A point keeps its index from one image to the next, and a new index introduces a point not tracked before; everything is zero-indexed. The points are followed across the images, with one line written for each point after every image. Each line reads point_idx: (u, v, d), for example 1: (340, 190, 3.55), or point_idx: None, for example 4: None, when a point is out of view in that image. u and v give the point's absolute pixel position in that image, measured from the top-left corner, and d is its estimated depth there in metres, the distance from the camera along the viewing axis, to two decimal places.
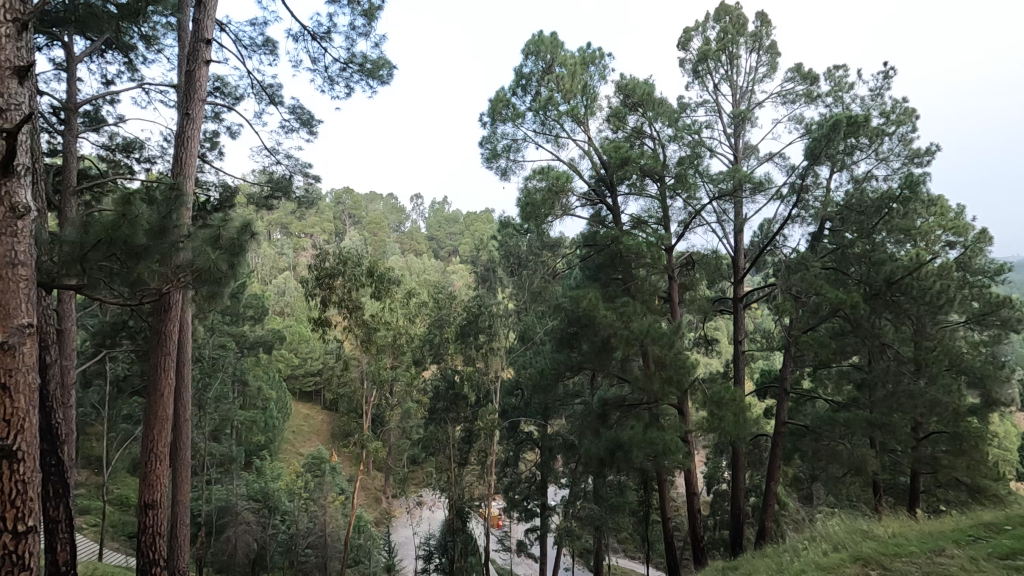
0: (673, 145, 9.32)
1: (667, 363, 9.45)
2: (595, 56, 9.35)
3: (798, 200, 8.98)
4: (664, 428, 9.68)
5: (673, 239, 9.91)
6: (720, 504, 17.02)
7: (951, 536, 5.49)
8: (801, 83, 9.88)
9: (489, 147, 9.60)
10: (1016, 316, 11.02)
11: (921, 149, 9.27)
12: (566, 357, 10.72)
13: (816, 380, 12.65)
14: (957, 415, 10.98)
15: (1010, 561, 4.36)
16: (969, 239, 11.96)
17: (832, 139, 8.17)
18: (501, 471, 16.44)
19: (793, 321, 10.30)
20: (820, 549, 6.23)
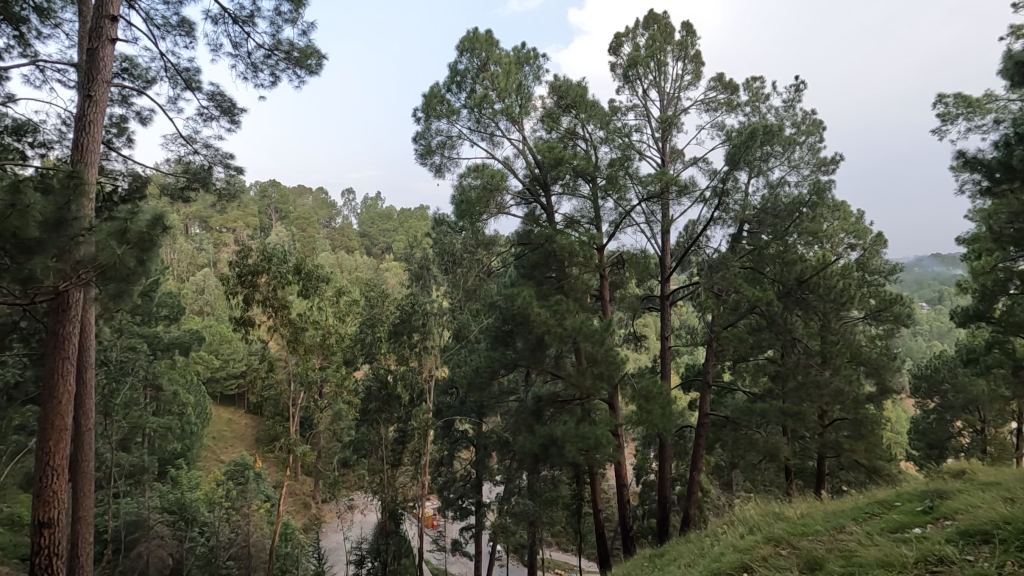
0: (605, 147, 9.58)
1: (599, 358, 9.72)
2: (530, 56, 9.45)
3: (719, 203, 9.49)
4: (596, 422, 9.95)
5: (604, 239, 10.17)
6: (648, 493, 17.74)
7: (852, 514, 5.99)
8: (723, 92, 10.43)
9: (423, 143, 9.46)
10: (905, 312, 12.21)
11: (827, 158, 10.05)
12: (501, 355, 10.79)
13: (736, 373, 13.42)
14: (857, 402, 12.01)
15: (900, 534, 4.82)
16: (868, 242, 13.01)
17: (750, 146, 8.66)
18: (435, 471, 16.28)
19: (715, 318, 10.84)
20: (737, 532, 6.62)
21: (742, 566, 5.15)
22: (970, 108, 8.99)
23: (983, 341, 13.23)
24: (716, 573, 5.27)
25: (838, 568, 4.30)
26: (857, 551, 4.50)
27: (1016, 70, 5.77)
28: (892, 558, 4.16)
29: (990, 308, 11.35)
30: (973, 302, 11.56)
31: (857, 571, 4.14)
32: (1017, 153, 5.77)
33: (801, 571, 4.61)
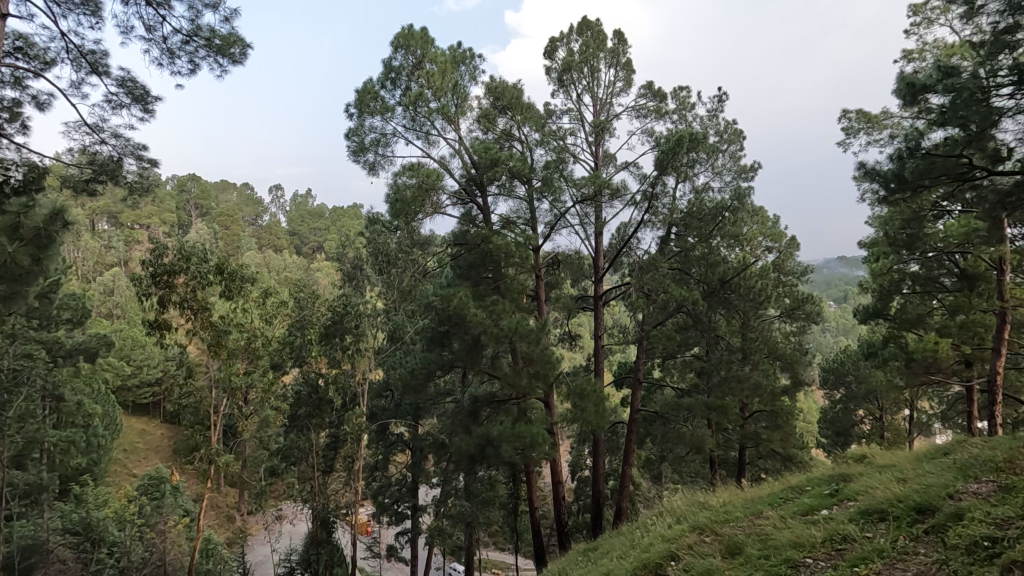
0: (540, 150, 9.71)
1: (534, 358, 9.87)
2: (465, 56, 9.43)
3: (649, 206, 9.87)
4: (532, 421, 10.07)
5: (540, 240, 10.31)
6: (583, 489, 18.15)
7: (769, 500, 6.40)
8: (652, 99, 10.84)
9: (356, 140, 9.20)
10: (815, 309, 13.19)
11: (747, 166, 10.67)
12: (437, 356, 10.68)
13: (665, 370, 13.98)
14: (774, 395, 12.85)
15: (810, 516, 5.19)
16: (783, 244, 13.80)
17: (677, 152, 9.07)
18: (369, 476, 15.88)
19: (645, 318, 11.24)
20: (665, 522, 6.91)
21: (670, 555, 5.36)
22: (869, 123, 9.84)
23: (881, 336, 14.51)
24: (645, 563, 5.47)
25: (755, 551, 4.58)
26: (772, 534, 4.81)
27: (908, 90, 6.38)
28: (802, 538, 4.49)
29: (887, 306, 12.47)
30: (872, 300, 12.66)
31: (772, 553, 4.44)
32: (908, 166, 6.37)
33: (723, 556, 4.86)
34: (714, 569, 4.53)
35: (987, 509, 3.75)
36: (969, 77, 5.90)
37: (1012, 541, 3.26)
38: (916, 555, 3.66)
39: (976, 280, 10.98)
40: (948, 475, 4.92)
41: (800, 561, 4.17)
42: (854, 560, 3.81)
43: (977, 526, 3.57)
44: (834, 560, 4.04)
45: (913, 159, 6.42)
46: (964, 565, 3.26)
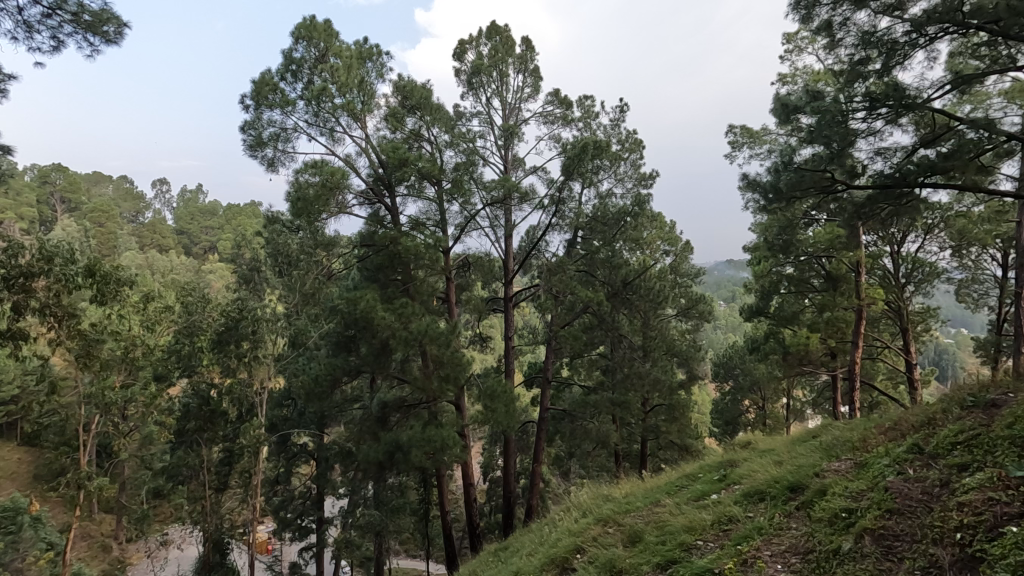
0: (449, 151, 9.67)
1: (444, 361, 9.79)
2: (372, 52, 9.18)
3: (556, 210, 10.16)
4: (442, 424, 9.99)
5: (450, 242, 10.27)
6: (494, 489, 18.28)
7: (666, 488, 6.81)
8: (559, 107, 11.17)
9: (252, 134, 8.63)
10: (707, 309, 14.24)
11: (646, 174, 11.30)
12: (343, 362, 10.24)
13: (572, 369, 14.41)
14: (672, 390, 13.70)
15: (701, 501, 5.60)
16: (679, 248, 14.66)
17: (582, 159, 9.44)
18: (270, 491, 14.94)
19: (554, 318, 11.55)
20: (571, 517, 7.14)
21: (576, 548, 5.54)
22: (751, 139, 10.81)
23: (762, 332, 15.95)
24: (553, 558, 5.60)
25: (653, 538, 4.84)
26: (669, 521, 5.12)
27: (783, 110, 7.01)
28: (694, 522, 4.82)
29: (767, 305, 13.73)
30: (755, 300, 13.88)
31: (668, 538, 4.72)
32: (783, 179, 7.07)
33: (624, 545, 5.10)
34: (616, 558, 4.74)
35: (844, 485, 4.23)
36: (831, 101, 6.59)
37: (864, 511, 3.71)
38: (790, 530, 4.04)
39: (839, 281, 12.42)
40: (815, 455, 5.52)
41: (692, 544, 4.46)
42: (739, 539, 4.13)
43: (837, 499, 4.02)
44: (722, 540, 4.38)
45: (786, 172, 7.11)
46: (827, 535, 3.65)
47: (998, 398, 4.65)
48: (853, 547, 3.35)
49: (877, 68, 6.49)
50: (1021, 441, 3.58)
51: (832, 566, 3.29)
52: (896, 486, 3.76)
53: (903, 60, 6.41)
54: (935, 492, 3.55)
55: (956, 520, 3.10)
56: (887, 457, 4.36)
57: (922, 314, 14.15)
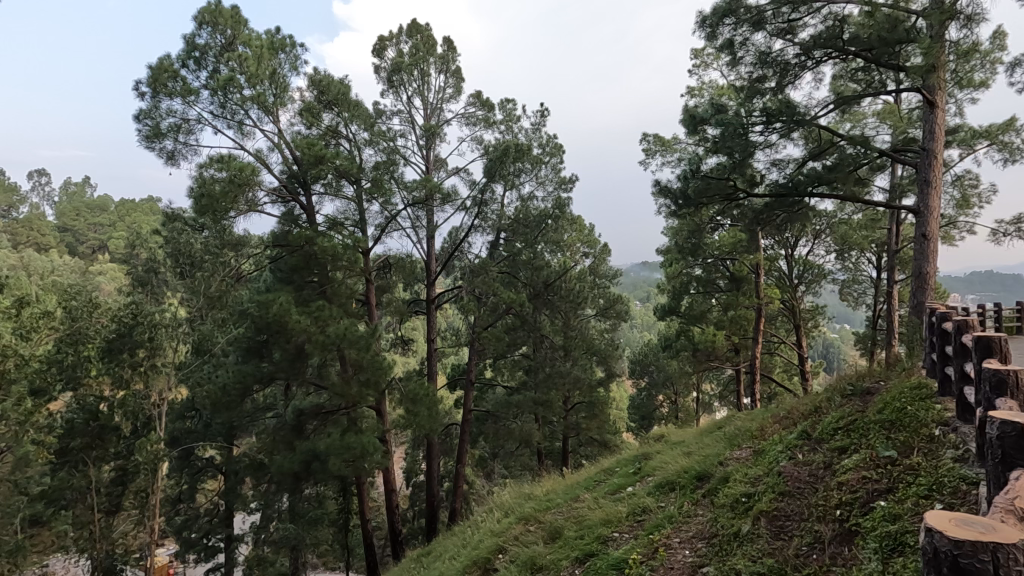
0: (369, 149, 9.40)
1: (364, 365, 9.49)
2: (285, 43, 8.75)
3: (478, 212, 10.15)
4: (362, 431, 9.69)
5: (370, 243, 9.98)
6: (417, 494, 17.99)
7: (585, 484, 7.02)
8: (480, 109, 11.20)
9: (149, 124, 7.95)
10: (624, 309, 14.80)
11: (566, 177, 11.58)
12: (253, 369, 9.66)
13: (495, 370, 14.47)
14: (592, 388, 14.12)
15: (617, 494, 5.83)
16: (597, 251, 15.16)
17: (504, 161, 9.52)
18: (171, 510, 13.80)
19: (476, 320, 11.55)
20: (494, 517, 7.18)
21: (497, 549, 5.57)
22: (663, 147, 11.40)
23: (674, 330, 16.83)
24: (475, 561, 5.59)
25: (572, 533, 4.98)
26: (587, 515, 5.29)
27: (691, 121, 7.36)
28: (611, 515, 5.01)
29: (679, 304, 14.51)
30: (668, 300, 14.62)
31: (586, 532, 4.87)
32: (691, 186, 7.49)
33: (545, 541, 5.20)
34: (537, 555, 4.82)
35: (744, 472, 4.56)
36: (734, 114, 7.07)
37: (760, 495, 4.02)
38: (697, 517, 4.29)
39: (741, 282, 13.31)
40: (720, 445, 5.91)
41: (609, 536, 4.63)
42: (651, 528, 4.34)
43: (739, 486, 4.32)
44: (636, 531, 4.58)
45: (695, 179, 7.52)
46: (729, 519, 3.91)
47: (871, 387, 5.20)
48: (751, 529, 3.60)
49: (772, 86, 7.07)
50: (887, 425, 4.02)
51: (733, 548, 3.53)
52: (788, 470, 4.11)
53: (794, 80, 7.01)
54: (820, 474, 3.91)
55: (836, 499, 3.42)
56: (781, 444, 4.75)
57: (812, 311, 15.53)
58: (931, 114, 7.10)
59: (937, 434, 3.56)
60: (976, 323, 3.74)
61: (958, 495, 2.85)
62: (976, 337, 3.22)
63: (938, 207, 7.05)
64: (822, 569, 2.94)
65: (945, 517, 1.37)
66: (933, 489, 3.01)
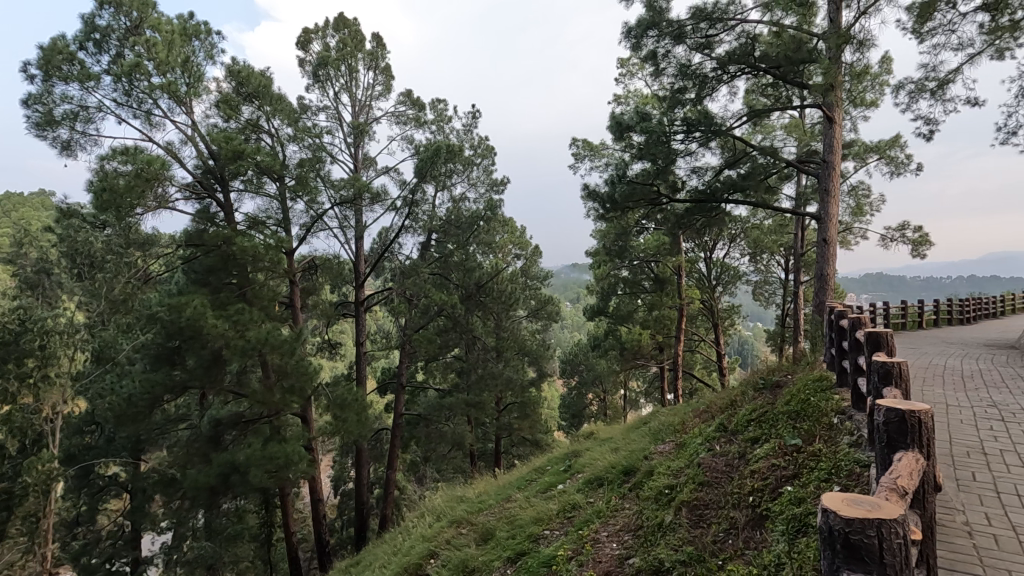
0: (293, 146, 9.01)
1: (288, 371, 9.07)
2: (200, 29, 8.21)
3: (409, 212, 9.97)
4: (286, 439, 9.26)
5: (294, 243, 9.56)
6: (345, 503, 17.43)
7: (517, 483, 7.09)
8: (411, 108, 11.03)
9: (39, 109, 7.20)
10: (555, 310, 15.07)
11: (498, 179, 11.63)
12: (164, 378, 8.99)
13: (427, 372, 14.30)
14: (524, 388, 14.27)
15: (548, 492, 5.93)
16: (529, 252, 15.37)
17: (435, 161, 9.43)
18: (66, 535, 12.55)
19: (407, 322, 11.35)
20: (426, 522, 7.08)
21: (429, 554, 5.50)
22: (591, 152, 11.72)
23: (603, 330, 17.35)
24: (406, 567, 5.50)
25: (504, 533, 5.01)
26: (518, 515, 5.34)
27: (618, 127, 7.61)
28: (542, 513, 5.09)
29: (607, 305, 14.98)
30: (596, 300, 15.04)
31: (518, 531, 4.91)
32: (617, 190, 7.72)
33: (477, 543, 5.20)
34: (469, 558, 4.82)
35: (667, 465, 4.77)
36: (657, 122, 7.37)
37: (682, 486, 4.22)
38: (623, 510, 4.44)
39: (665, 283, 13.95)
40: (645, 440, 6.15)
41: (540, 534, 4.69)
42: (580, 524, 4.45)
43: (662, 478, 4.52)
44: (566, 527, 4.67)
45: (621, 184, 7.75)
46: (653, 510, 4.08)
47: (780, 380, 5.61)
48: (673, 519, 3.77)
49: (692, 97, 7.45)
50: (794, 414, 4.35)
51: (657, 537, 3.68)
52: (707, 461, 4.34)
53: (711, 92, 7.43)
54: (734, 463, 4.16)
55: (749, 486, 3.65)
56: (700, 436, 5.01)
57: (728, 311, 16.51)
58: (830, 129, 7.76)
59: (835, 422, 3.87)
60: (867, 321, 4.11)
61: (852, 476, 3.11)
62: (867, 332, 3.55)
63: (836, 215, 7.70)
64: (736, 552, 3.12)
65: (841, 498, 1.48)
66: (832, 473, 3.26)
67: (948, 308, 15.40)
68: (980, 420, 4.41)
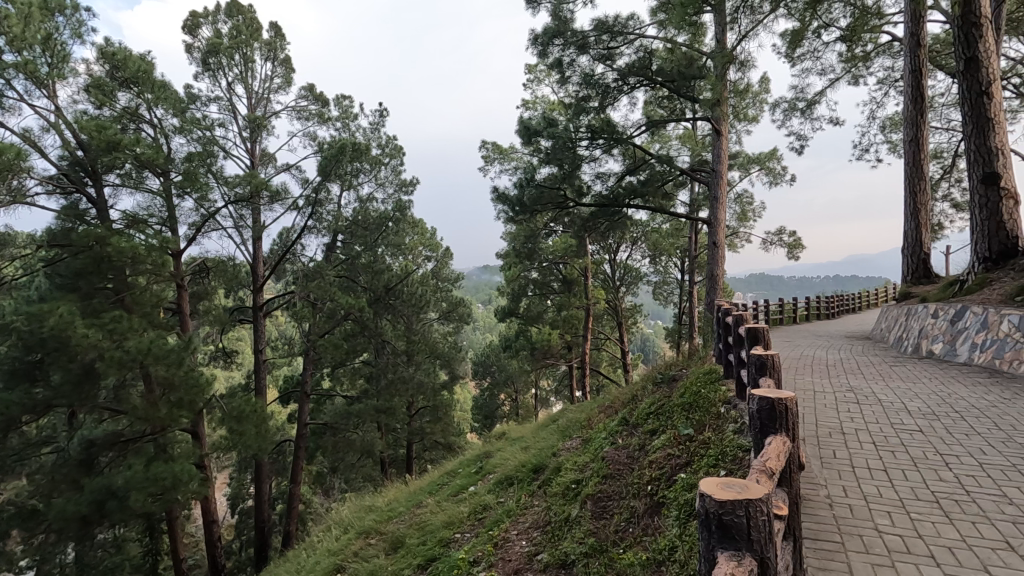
0: (179, 138, 8.28)
1: (176, 384, 8.32)
2: (65, 4, 7.32)
3: (312, 212, 9.49)
4: (173, 458, 8.49)
5: (182, 244, 8.79)
6: (244, 521, 16.31)
7: (428, 488, 7.01)
8: (314, 103, 10.55)
9: None
10: (466, 311, 15.09)
11: (407, 180, 11.43)
12: (21, 397, 7.89)
13: (334, 379, 13.73)
14: (436, 391, 14.13)
15: (460, 494, 5.92)
16: (440, 254, 15.28)
17: (340, 159, 9.06)
18: None
19: (311, 328, 10.80)
20: (332, 535, 6.80)
21: (336, 568, 5.28)
22: (501, 155, 11.88)
23: (514, 330, 17.62)
24: None
25: (414, 540, 4.93)
26: (429, 520, 5.29)
27: (526, 131, 7.76)
28: (452, 517, 5.07)
29: (517, 306, 15.25)
30: (507, 301, 15.26)
31: (428, 537, 4.86)
32: (526, 193, 7.87)
33: (386, 553, 5.08)
34: (377, 569, 4.68)
35: (574, 461, 4.93)
36: (563, 128, 7.59)
37: (587, 480, 4.37)
38: (532, 508, 4.52)
39: (573, 284, 14.43)
40: (553, 438, 6.33)
41: (450, 538, 4.66)
42: (491, 524, 4.48)
43: (570, 474, 4.65)
44: (476, 529, 4.67)
45: (529, 187, 7.90)
46: (560, 506, 4.19)
47: (676, 374, 6.00)
48: (579, 513, 3.90)
49: (595, 106, 7.76)
50: (687, 406, 4.65)
51: (564, 532, 3.77)
52: (610, 455, 4.54)
53: (613, 102, 7.79)
54: (635, 455, 4.38)
55: (647, 476, 3.86)
56: (605, 431, 5.24)
57: (631, 310, 17.42)
58: (718, 141, 8.40)
59: (722, 411, 4.20)
60: (749, 318, 4.49)
61: (735, 461, 3.38)
62: (747, 328, 3.88)
63: (724, 220, 8.36)
64: (636, 540, 3.29)
65: (717, 482, 1.59)
66: (718, 459, 3.52)
67: (817, 304, 17.26)
68: (841, 403, 4.98)
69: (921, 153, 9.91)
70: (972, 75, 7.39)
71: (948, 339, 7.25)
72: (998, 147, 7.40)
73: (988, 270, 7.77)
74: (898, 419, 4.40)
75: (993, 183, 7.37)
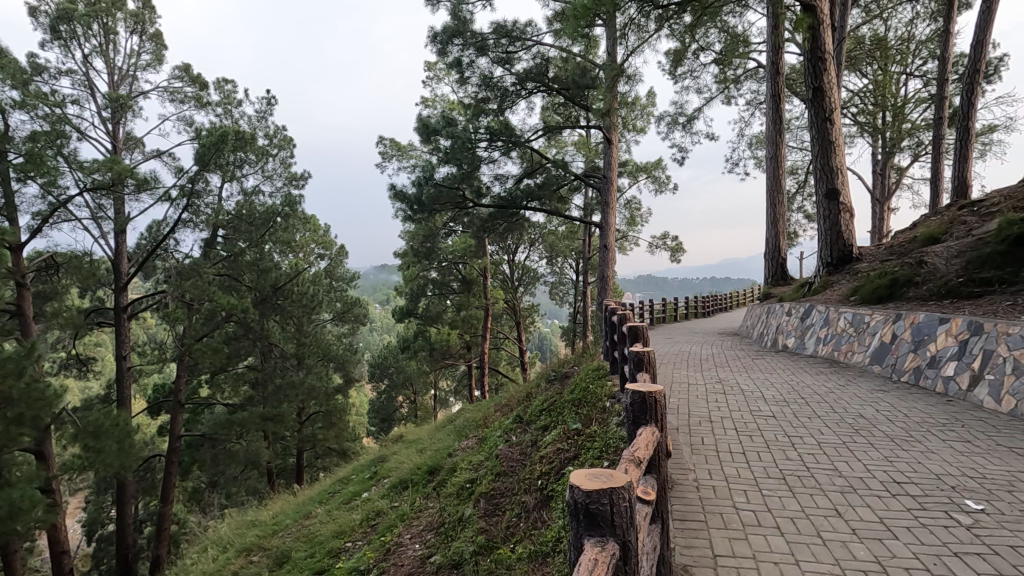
0: (21, 114, 7.19)
1: (14, 397, 7.19)
2: None
3: (186, 204, 8.65)
4: (11, 483, 7.34)
5: (23, 235, 7.64)
6: (103, 549, 14.53)
7: (318, 497, 6.69)
8: (190, 85, 9.64)
9: None
10: (362, 312, 14.59)
11: (297, 174, 10.82)
12: None
13: (214, 386, 12.65)
14: (328, 396, 13.50)
15: (352, 501, 5.73)
16: (333, 252, 14.63)
17: (221, 148, 8.35)
18: None
19: (186, 331, 9.87)
20: (210, 556, 6.25)
21: None
22: (399, 152, 11.62)
23: (413, 331, 17.35)
24: None
25: (301, 553, 4.70)
26: (318, 532, 5.05)
27: (425, 128, 7.67)
28: (344, 526, 4.89)
29: (416, 306, 14.99)
30: (405, 302, 14.97)
31: (316, 549, 4.64)
32: (424, 192, 7.77)
33: (271, 569, 4.79)
34: None
35: (469, 460, 4.96)
36: (463, 128, 7.59)
37: (481, 478, 4.41)
38: (427, 510, 4.47)
39: (472, 284, 14.49)
40: (449, 438, 6.32)
41: (341, 548, 4.48)
42: (383, 530, 4.38)
43: (464, 473, 4.67)
44: (369, 536, 4.52)
45: (428, 185, 7.82)
46: (454, 506, 4.19)
47: (568, 371, 6.25)
48: (471, 511, 3.93)
49: (494, 108, 7.86)
50: (576, 402, 4.86)
51: (457, 532, 3.78)
52: (504, 453, 4.63)
53: (511, 106, 7.94)
54: (527, 452, 4.49)
55: (538, 471, 3.98)
56: (499, 429, 5.32)
57: (528, 310, 17.84)
58: (609, 148, 8.84)
59: (607, 406, 4.43)
60: (631, 317, 4.78)
61: (617, 452, 3.58)
62: (629, 326, 4.13)
63: (614, 224, 8.82)
64: (525, 534, 3.37)
65: (585, 474, 1.68)
66: (602, 451, 3.71)
67: (696, 304, 18.76)
68: (710, 394, 5.46)
69: (779, 168, 11.13)
70: (818, 102, 8.40)
71: (798, 334, 8.21)
72: (839, 166, 8.49)
73: (830, 273, 8.92)
74: (756, 406, 4.92)
75: (835, 198, 8.46)
